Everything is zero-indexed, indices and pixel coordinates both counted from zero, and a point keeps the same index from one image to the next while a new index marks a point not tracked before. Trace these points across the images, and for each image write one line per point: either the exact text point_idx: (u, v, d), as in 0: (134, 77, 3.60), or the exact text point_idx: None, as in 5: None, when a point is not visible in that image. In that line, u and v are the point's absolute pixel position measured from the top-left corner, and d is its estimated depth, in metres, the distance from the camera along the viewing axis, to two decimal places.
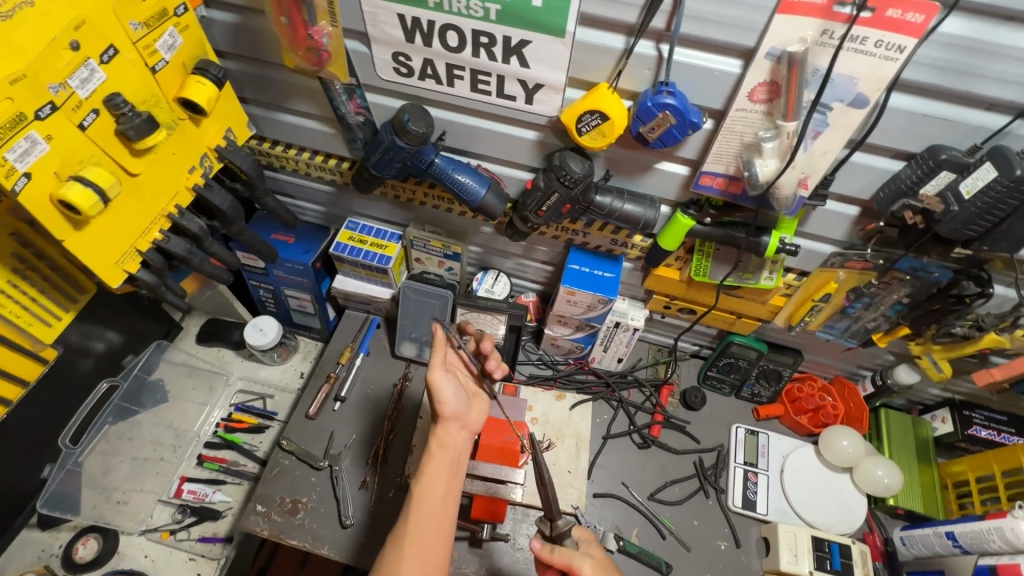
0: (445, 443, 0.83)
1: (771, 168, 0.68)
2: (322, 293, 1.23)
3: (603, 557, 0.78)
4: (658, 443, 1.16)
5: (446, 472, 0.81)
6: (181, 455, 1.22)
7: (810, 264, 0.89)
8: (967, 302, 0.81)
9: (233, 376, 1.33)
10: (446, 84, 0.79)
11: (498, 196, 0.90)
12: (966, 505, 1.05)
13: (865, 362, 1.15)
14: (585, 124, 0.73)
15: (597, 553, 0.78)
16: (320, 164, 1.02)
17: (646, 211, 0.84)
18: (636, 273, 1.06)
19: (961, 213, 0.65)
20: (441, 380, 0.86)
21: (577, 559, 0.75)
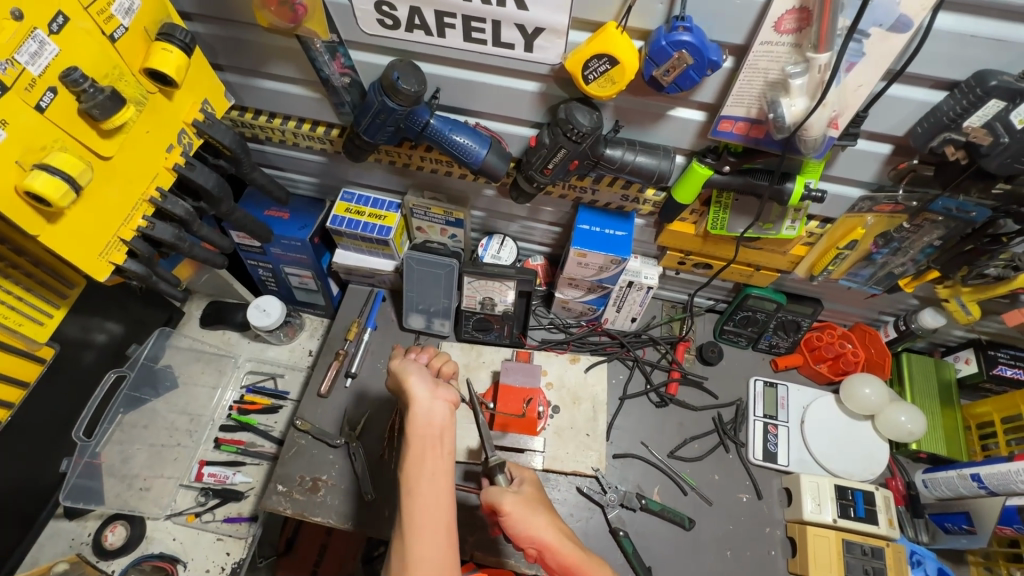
0: (431, 416, 0.70)
1: (798, 107, 0.63)
2: (323, 269, 1.20)
3: (534, 491, 0.75)
4: (675, 401, 1.15)
5: (439, 448, 0.68)
6: (198, 439, 1.23)
7: (835, 210, 0.84)
8: (1003, 242, 0.76)
9: (242, 358, 1.32)
10: (437, 34, 0.72)
11: (499, 156, 0.85)
12: (990, 446, 1.04)
13: (887, 307, 1.11)
14: (592, 71, 0.67)
15: (529, 489, 0.75)
16: (308, 133, 0.96)
17: (660, 162, 0.78)
18: (648, 229, 1.02)
19: (1011, 145, 0.60)
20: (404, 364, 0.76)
21: (502, 496, 0.72)
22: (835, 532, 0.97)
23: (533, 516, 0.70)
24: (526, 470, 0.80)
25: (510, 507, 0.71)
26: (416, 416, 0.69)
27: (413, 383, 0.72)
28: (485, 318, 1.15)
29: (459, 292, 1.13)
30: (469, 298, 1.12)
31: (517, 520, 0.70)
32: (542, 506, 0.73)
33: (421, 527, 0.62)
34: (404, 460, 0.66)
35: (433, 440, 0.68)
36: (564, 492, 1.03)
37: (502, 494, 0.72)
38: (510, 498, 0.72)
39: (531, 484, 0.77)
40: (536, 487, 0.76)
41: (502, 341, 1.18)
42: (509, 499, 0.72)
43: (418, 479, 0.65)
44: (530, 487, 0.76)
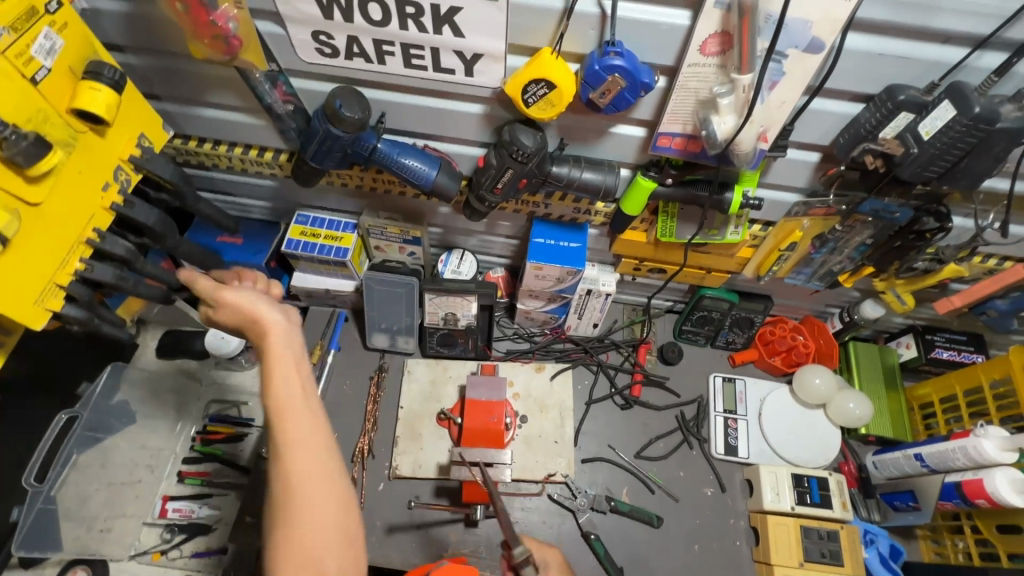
0: (294, 344, 0.63)
1: (728, 125, 0.65)
2: (282, 293, 1.18)
3: (562, 571, 0.76)
4: (640, 402, 1.17)
5: (305, 375, 0.62)
6: (161, 474, 1.20)
7: (775, 215, 0.88)
8: (927, 238, 0.81)
9: (203, 387, 1.29)
10: (377, 62, 0.72)
11: (450, 176, 0.85)
12: (932, 425, 1.11)
13: (832, 300, 1.16)
14: (531, 94, 0.68)
15: (553, 568, 0.75)
16: (255, 159, 0.95)
17: (605, 177, 0.80)
18: (603, 239, 1.04)
19: (921, 154, 0.63)
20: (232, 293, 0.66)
21: (538, 574, 0.72)
22: (793, 519, 1.01)
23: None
24: (553, 550, 0.78)
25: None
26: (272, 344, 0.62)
27: (241, 295, 0.66)
28: (449, 333, 1.15)
29: (421, 309, 1.13)
30: (431, 315, 1.12)
31: None
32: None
33: (301, 444, 0.56)
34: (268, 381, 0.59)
35: (302, 366, 0.62)
36: (536, 500, 1.07)
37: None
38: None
39: (555, 561, 0.77)
40: (560, 560, 0.77)
41: (467, 354, 1.19)
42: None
43: (299, 408, 0.59)
44: (556, 564, 0.76)
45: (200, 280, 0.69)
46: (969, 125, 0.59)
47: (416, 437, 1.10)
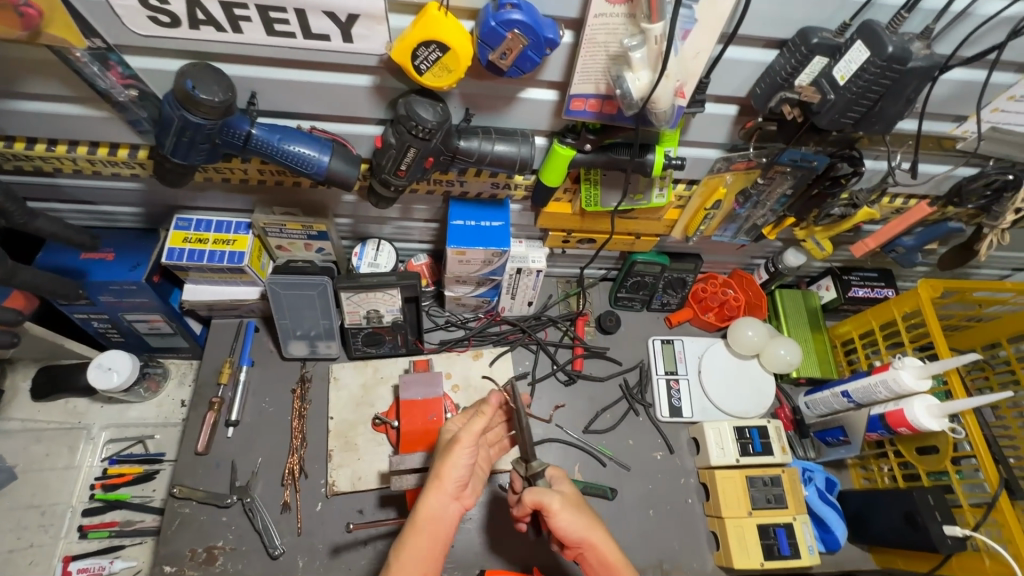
0: (463, 463, 0.70)
1: (643, 81, 0.60)
2: (174, 310, 1.02)
3: (572, 491, 0.77)
4: (583, 376, 1.15)
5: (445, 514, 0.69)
6: (57, 532, 1.04)
7: (697, 173, 0.84)
8: (842, 183, 0.81)
9: (97, 427, 1.13)
10: (232, 30, 0.60)
11: (346, 161, 0.74)
12: (853, 359, 1.18)
13: (757, 251, 1.18)
14: (422, 60, 0.59)
15: (566, 488, 0.77)
16: (107, 159, 0.79)
17: (520, 148, 0.73)
18: (526, 213, 0.98)
19: (837, 101, 0.61)
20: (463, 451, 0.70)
21: (548, 496, 0.73)
22: (739, 471, 1.04)
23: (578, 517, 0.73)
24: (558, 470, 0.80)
25: (557, 507, 0.72)
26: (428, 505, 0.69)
27: (475, 426, 0.71)
28: (375, 331, 1.06)
29: (339, 309, 1.02)
30: (351, 315, 1.02)
31: (562, 520, 0.72)
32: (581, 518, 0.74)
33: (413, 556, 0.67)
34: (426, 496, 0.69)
35: (459, 449, 0.71)
36: (488, 493, 1.02)
37: (549, 497, 0.73)
38: (557, 500, 0.73)
39: (565, 482, 0.78)
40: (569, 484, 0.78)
41: (398, 351, 1.11)
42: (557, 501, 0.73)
43: (437, 522, 0.69)
44: (567, 486, 0.77)
45: (443, 432, 0.76)
46: (883, 66, 0.56)
47: (351, 449, 1.02)
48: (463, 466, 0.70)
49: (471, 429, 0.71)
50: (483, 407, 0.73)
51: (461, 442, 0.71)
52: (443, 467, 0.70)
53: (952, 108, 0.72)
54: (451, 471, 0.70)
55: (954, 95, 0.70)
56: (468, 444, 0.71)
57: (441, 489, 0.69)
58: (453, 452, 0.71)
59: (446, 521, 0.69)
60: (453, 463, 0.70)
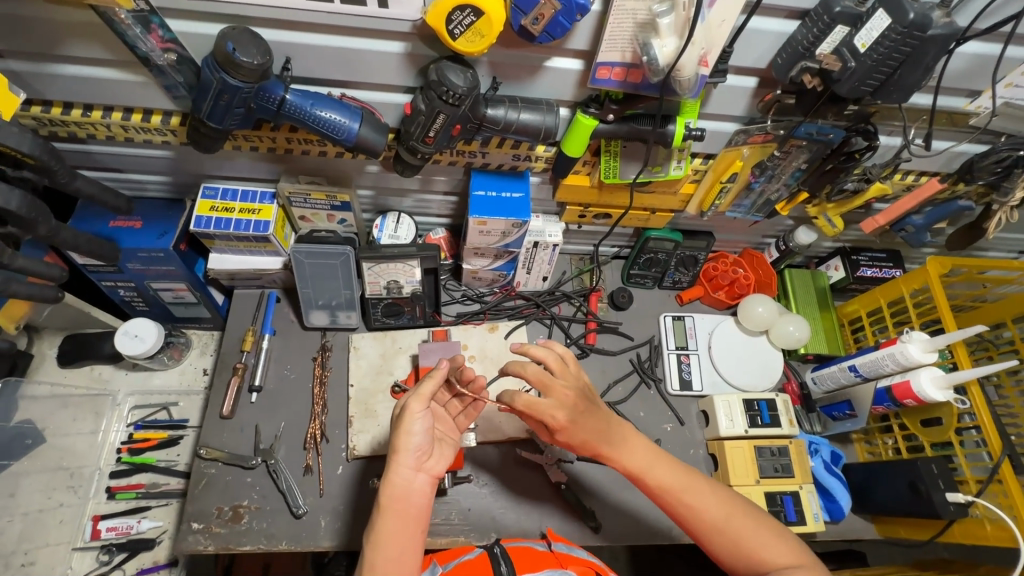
0: (414, 431, 0.71)
1: (670, 48, 0.63)
2: (199, 279, 1.05)
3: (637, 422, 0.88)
4: (596, 350, 1.17)
5: (413, 481, 0.70)
6: (85, 493, 1.08)
7: (715, 146, 0.87)
8: (856, 158, 0.83)
9: (121, 394, 1.16)
10: None
11: (375, 129, 0.76)
12: (860, 338, 1.21)
13: (768, 230, 1.20)
14: (456, 24, 0.61)
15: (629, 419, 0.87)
16: (141, 125, 0.81)
17: (544, 117, 0.75)
18: (545, 187, 1.00)
19: (858, 68, 0.63)
20: (414, 414, 0.71)
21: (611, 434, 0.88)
22: (748, 441, 1.07)
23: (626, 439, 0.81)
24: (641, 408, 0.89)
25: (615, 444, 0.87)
26: (393, 482, 0.69)
27: (425, 389, 0.73)
28: (394, 302, 1.08)
29: (360, 280, 1.05)
30: (372, 285, 1.04)
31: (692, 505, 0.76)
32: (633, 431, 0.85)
33: (386, 536, 0.66)
34: (390, 469, 0.69)
35: (410, 416, 0.71)
36: (503, 460, 1.06)
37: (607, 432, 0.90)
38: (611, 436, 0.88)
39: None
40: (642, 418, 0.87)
41: (416, 323, 1.14)
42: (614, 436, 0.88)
43: (406, 499, 0.69)
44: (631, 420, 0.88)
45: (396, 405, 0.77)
46: (902, 33, 0.59)
47: (371, 415, 1.05)
48: (419, 433, 0.71)
49: (419, 395, 0.72)
50: (431, 373, 0.74)
51: (409, 411, 0.71)
52: (401, 441, 0.70)
53: (966, 83, 0.74)
54: (407, 441, 0.70)
55: (969, 69, 0.72)
56: (423, 409, 0.72)
57: (403, 463, 0.70)
58: (406, 420, 0.71)
59: (415, 490, 0.69)
60: (408, 432, 0.71)
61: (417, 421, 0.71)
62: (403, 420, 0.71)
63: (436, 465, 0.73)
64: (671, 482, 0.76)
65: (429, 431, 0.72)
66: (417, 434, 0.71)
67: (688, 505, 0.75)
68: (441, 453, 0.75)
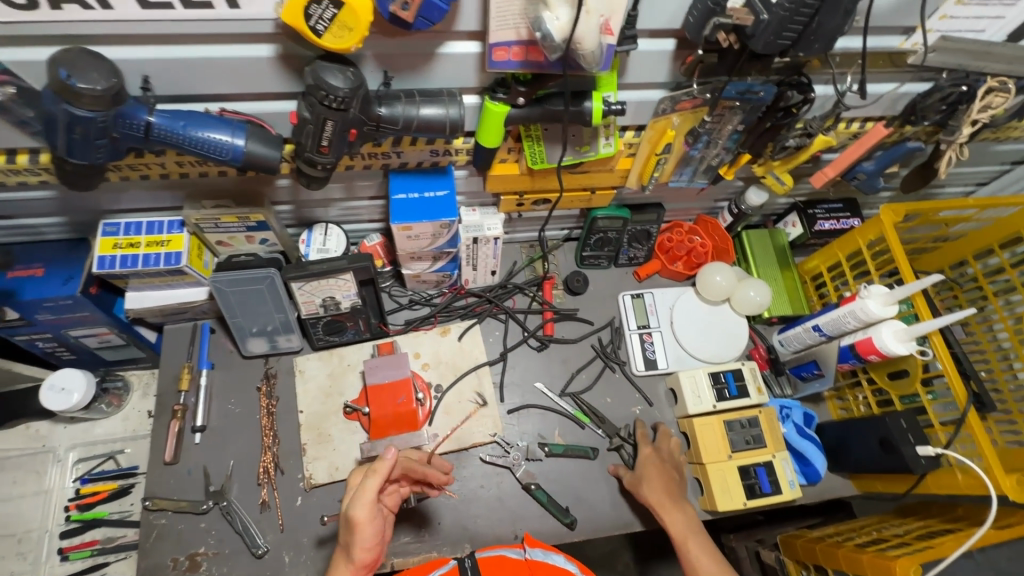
0: (365, 544, 0.67)
1: (563, 21, 0.56)
2: (120, 321, 0.98)
3: (648, 467, 0.96)
4: (555, 340, 1.13)
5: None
6: (36, 560, 1.02)
7: (643, 117, 0.80)
8: (794, 112, 0.77)
9: (62, 449, 1.09)
10: (101, 7, 0.54)
11: (264, 143, 0.69)
12: (824, 293, 1.17)
13: (720, 194, 1.15)
14: (318, 19, 0.54)
15: (639, 468, 0.97)
16: (6, 168, 0.73)
17: (448, 110, 0.68)
18: (474, 179, 0.93)
19: (771, 20, 0.57)
20: (367, 528, 0.67)
21: (625, 475, 0.99)
22: (716, 416, 1.04)
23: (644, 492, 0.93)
24: (645, 449, 0.99)
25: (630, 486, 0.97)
26: None
27: (368, 496, 0.67)
28: (335, 318, 1.02)
29: (293, 300, 0.98)
30: (307, 305, 0.98)
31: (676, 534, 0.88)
32: (649, 478, 0.95)
33: None
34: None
35: (361, 529, 0.67)
36: (469, 467, 1.02)
37: (624, 474, 0.99)
38: (627, 479, 0.98)
39: (644, 460, 0.98)
40: (651, 465, 0.96)
41: (362, 336, 1.08)
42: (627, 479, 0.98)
43: None
44: (644, 460, 0.98)
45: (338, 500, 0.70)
46: None
47: (326, 440, 1.00)
48: (372, 544, 0.68)
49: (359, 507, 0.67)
50: (375, 474, 0.67)
51: (364, 523, 0.67)
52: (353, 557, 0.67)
53: (897, 21, 0.68)
54: (359, 554, 0.68)
55: (897, 5, 0.66)
56: (372, 516, 0.67)
57: (356, 570, 0.68)
58: (359, 532, 0.67)
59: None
60: (362, 545, 0.68)
61: (370, 530, 0.67)
62: (355, 534, 0.67)
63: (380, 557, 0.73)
64: (682, 526, 0.87)
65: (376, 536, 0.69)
66: (368, 545, 0.68)
67: (691, 550, 0.84)
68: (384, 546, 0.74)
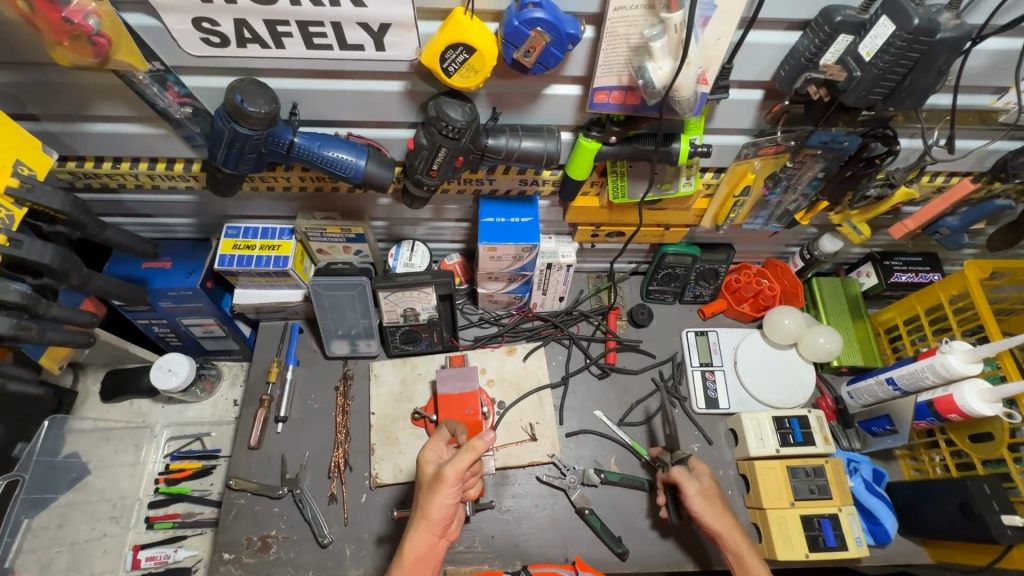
0: (442, 504, 0.75)
1: (665, 70, 0.61)
2: (226, 314, 1.09)
3: (711, 486, 0.89)
4: (616, 369, 1.15)
5: (434, 544, 0.75)
6: (127, 523, 1.12)
7: (725, 160, 0.85)
8: (877, 163, 0.80)
9: (159, 426, 1.21)
10: (275, 46, 0.65)
11: (381, 165, 0.78)
12: (898, 347, 1.14)
13: (791, 239, 1.16)
14: (450, 62, 0.62)
15: (706, 482, 0.90)
16: (165, 173, 0.86)
17: (546, 144, 0.75)
18: (555, 209, 1.00)
19: (864, 77, 0.61)
20: (450, 488, 0.74)
21: (688, 483, 0.88)
22: (780, 461, 1.02)
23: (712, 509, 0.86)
24: (705, 465, 0.93)
25: (693, 496, 0.87)
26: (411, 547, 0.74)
27: (462, 462, 0.74)
28: (412, 328, 1.10)
29: (378, 308, 1.07)
30: (389, 313, 1.06)
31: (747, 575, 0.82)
32: (718, 501, 0.88)
33: None
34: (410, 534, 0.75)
35: (444, 490, 0.75)
36: (525, 485, 1.04)
37: (686, 480, 0.89)
38: (695, 487, 0.88)
39: (710, 475, 0.91)
40: (717, 488, 0.90)
41: (434, 348, 1.15)
42: (692, 487, 0.88)
43: (422, 561, 0.75)
44: (710, 477, 0.90)
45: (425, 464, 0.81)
46: (908, 40, 0.56)
47: (393, 442, 1.06)
48: (450, 506, 0.75)
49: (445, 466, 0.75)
50: (472, 445, 0.75)
51: (448, 483, 0.74)
52: (429, 513, 0.74)
53: (989, 81, 0.70)
54: (436, 511, 0.75)
55: (990, 66, 0.68)
56: (456, 479, 0.75)
57: (429, 529, 0.75)
58: (440, 490, 0.75)
59: (434, 553, 0.76)
60: (439, 504, 0.75)
61: (451, 492, 0.75)
62: (435, 491, 0.75)
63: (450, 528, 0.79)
64: (757, 565, 0.82)
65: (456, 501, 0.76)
66: (445, 505, 0.75)
67: None
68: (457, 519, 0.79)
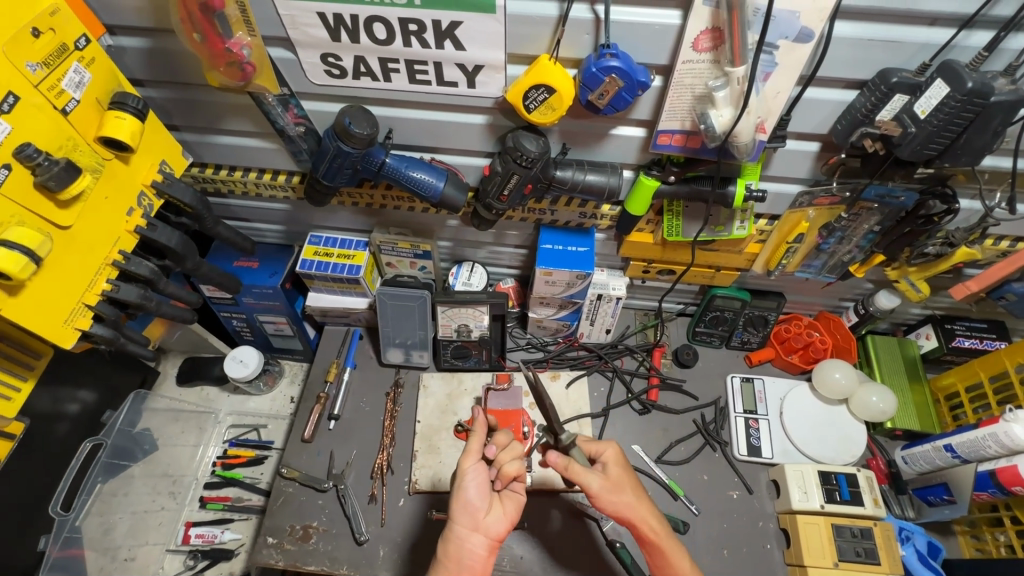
0: (466, 492, 0.78)
1: (726, 117, 0.67)
2: (297, 314, 1.19)
3: (621, 474, 0.82)
4: (658, 407, 1.15)
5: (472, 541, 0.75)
6: (182, 500, 1.20)
7: (779, 207, 0.88)
8: (936, 221, 0.82)
9: (222, 413, 1.30)
10: (383, 79, 0.76)
11: (457, 187, 0.87)
12: (960, 416, 1.09)
13: (846, 293, 1.16)
14: (532, 100, 0.71)
15: (615, 472, 0.82)
16: (269, 182, 0.98)
17: (609, 178, 0.82)
18: (610, 243, 1.05)
19: (919, 133, 0.65)
20: (470, 472, 0.79)
21: (590, 479, 0.80)
22: (824, 518, 0.98)
23: (621, 498, 0.80)
24: (610, 447, 0.85)
25: (597, 492, 0.80)
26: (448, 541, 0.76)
27: (473, 446, 0.81)
28: (463, 344, 1.16)
29: (434, 322, 1.14)
30: (444, 327, 1.13)
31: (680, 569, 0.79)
32: (627, 490, 0.81)
33: None
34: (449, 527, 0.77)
35: (466, 473, 0.79)
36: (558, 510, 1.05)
37: (589, 478, 0.80)
38: (599, 483, 0.80)
39: (617, 466, 0.83)
40: (624, 469, 0.83)
41: (482, 366, 1.20)
42: (596, 484, 0.80)
43: (458, 557, 0.74)
44: (615, 469, 0.82)
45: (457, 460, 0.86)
46: (963, 100, 0.60)
47: (434, 451, 1.10)
48: (472, 491, 0.78)
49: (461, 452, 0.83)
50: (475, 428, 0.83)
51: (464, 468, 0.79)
52: (456, 497, 0.77)
53: None
54: (462, 500, 0.77)
55: None
56: (472, 468, 0.79)
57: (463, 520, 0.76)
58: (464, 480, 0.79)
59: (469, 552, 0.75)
60: (463, 491, 0.78)
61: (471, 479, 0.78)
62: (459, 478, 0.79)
63: (496, 526, 0.77)
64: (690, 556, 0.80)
65: (484, 484, 0.79)
66: (469, 494, 0.77)
67: None
68: (500, 512, 0.78)
